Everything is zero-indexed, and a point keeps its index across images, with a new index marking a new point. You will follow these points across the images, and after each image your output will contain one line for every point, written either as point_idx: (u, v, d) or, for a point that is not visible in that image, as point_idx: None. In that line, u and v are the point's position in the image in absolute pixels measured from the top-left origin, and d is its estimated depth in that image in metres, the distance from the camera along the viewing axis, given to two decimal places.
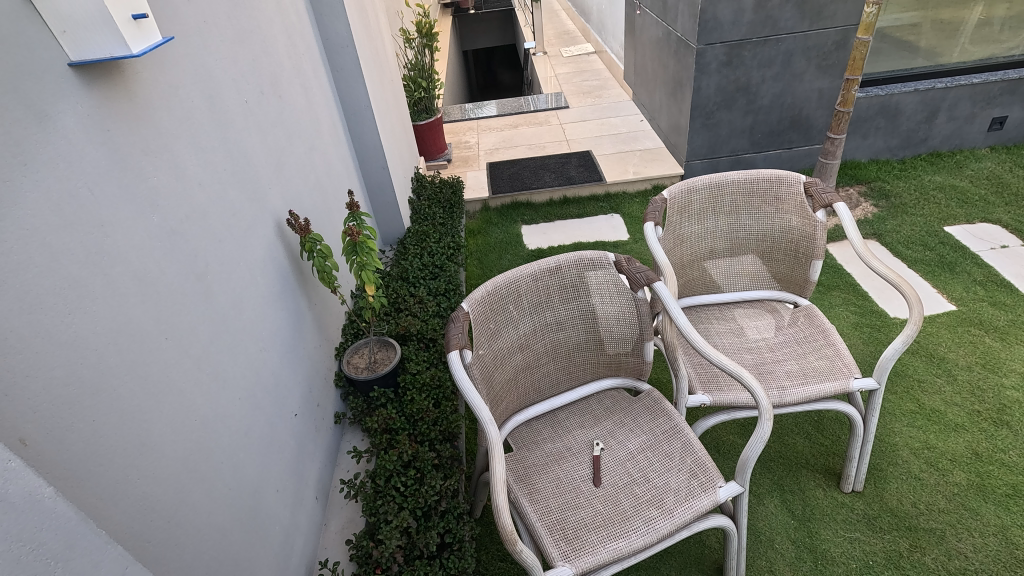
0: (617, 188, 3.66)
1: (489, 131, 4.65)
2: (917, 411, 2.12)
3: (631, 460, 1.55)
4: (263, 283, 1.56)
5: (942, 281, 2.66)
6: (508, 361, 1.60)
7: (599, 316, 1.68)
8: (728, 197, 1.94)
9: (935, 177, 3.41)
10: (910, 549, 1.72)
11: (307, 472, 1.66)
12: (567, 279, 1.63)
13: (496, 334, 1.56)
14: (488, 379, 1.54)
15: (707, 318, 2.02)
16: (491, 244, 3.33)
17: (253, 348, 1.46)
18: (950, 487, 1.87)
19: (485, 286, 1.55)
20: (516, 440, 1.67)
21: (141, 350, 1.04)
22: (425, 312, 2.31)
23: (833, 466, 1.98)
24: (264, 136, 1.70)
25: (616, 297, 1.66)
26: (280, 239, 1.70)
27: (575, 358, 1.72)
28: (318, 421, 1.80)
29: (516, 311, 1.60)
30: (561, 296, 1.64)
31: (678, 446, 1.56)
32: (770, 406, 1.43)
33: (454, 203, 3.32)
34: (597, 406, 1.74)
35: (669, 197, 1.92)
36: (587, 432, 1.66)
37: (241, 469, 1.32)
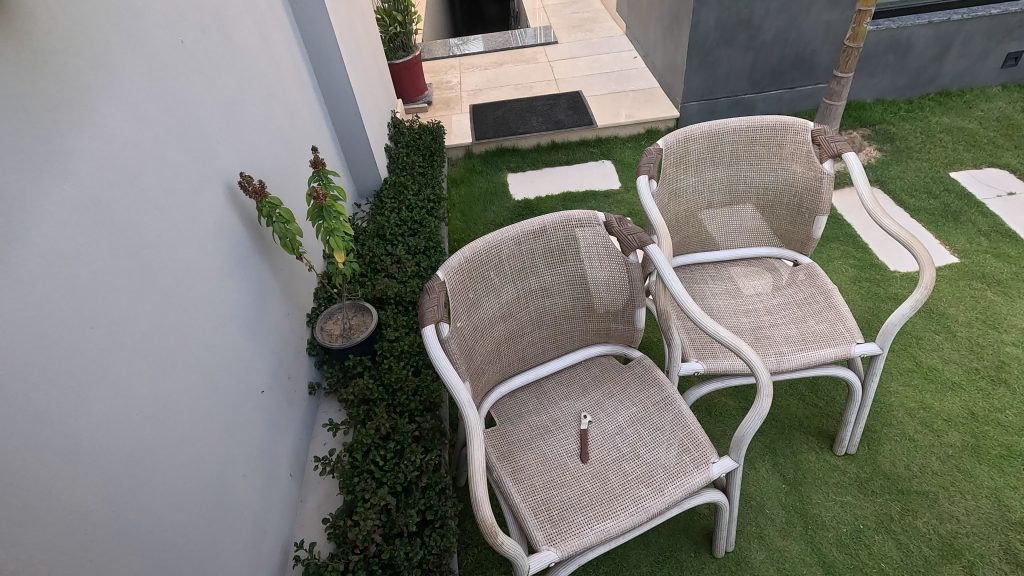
0: (608, 132, 3.44)
1: (473, 70, 4.34)
2: (913, 369, 2.06)
3: (620, 434, 1.47)
4: (216, 253, 1.41)
5: (946, 232, 2.55)
6: (489, 331, 1.49)
7: (588, 281, 1.55)
8: (728, 146, 1.77)
9: (943, 118, 3.23)
10: (902, 513, 1.70)
11: (279, 450, 1.57)
12: (553, 243, 1.49)
13: (476, 304, 1.45)
14: (468, 353, 1.43)
15: (702, 278, 1.90)
16: (475, 194, 3.15)
17: (207, 327, 1.32)
18: (944, 448, 1.83)
19: (462, 253, 1.42)
20: (499, 413, 1.58)
21: (60, 345, 0.90)
22: (404, 273, 2.17)
23: (826, 428, 1.93)
24: (208, 83, 1.49)
25: (607, 261, 1.53)
26: (234, 201, 1.53)
27: (561, 325, 1.61)
28: (291, 395, 1.69)
29: (497, 278, 1.47)
30: (546, 261, 1.51)
31: (669, 418, 1.47)
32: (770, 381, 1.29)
33: (434, 150, 3.10)
34: (586, 374, 1.65)
35: (664, 146, 1.75)
36: (575, 404, 1.57)
37: (199, 459, 1.22)
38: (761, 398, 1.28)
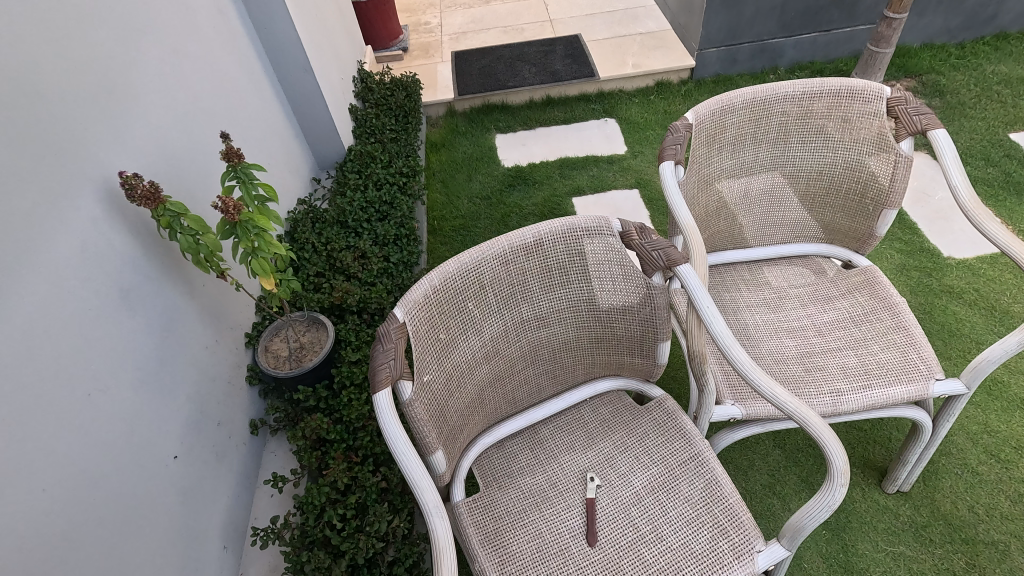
0: (611, 84, 2.97)
1: (455, 8, 3.78)
2: (975, 382, 1.75)
3: (637, 505, 1.16)
4: (87, 288, 1.02)
5: (1008, 208, 2.17)
6: (468, 378, 1.14)
7: (597, 307, 1.19)
8: (776, 118, 1.38)
9: (1000, 67, 2.78)
10: (967, 569, 1.42)
11: (205, 524, 1.24)
12: (551, 260, 1.12)
13: (448, 347, 1.09)
14: (439, 413, 1.08)
15: (733, 284, 1.54)
16: (458, 161, 2.72)
17: (75, 397, 0.96)
18: (1015, 485, 1.54)
19: (428, 281, 1.05)
20: (484, 472, 1.25)
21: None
22: (369, 272, 1.80)
23: (874, 458, 1.63)
24: (64, 41, 1.05)
25: (621, 283, 1.17)
26: (117, 210, 1.12)
27: (562, 359, 1.26)
28: (222, 446, 1.35)
29: (477, 310, 1.11)
30: (542, 283, 1.15)
31: (698, 485, 1.16)
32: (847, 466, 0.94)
33: (409, 109, 2.64)
34: (592, 418, 1.31)
35: (695, 119, 1.35)
36: (579, 460, 1.25)
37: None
38: (834, 485, 0.95)
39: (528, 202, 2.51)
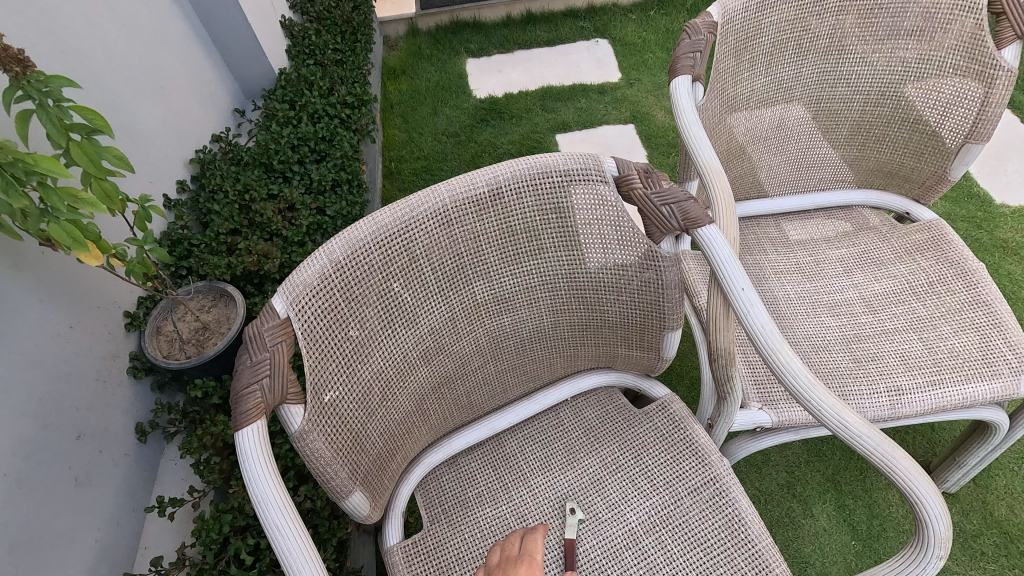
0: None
1: None
2: None
3: (631, 549, 0.87)
4: None
5: None
6: (401, 386, 0.81)
7: (581, 284, 0.86)
8: (830, 15, 1.03)
9: None
10: None
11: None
12: (514, 217, 0.78)
13: (366, 345, 0.76)
14: (354, 440, 0.76)
15: (758, 242, 1.20)
16: (420, 90, 2.29)
17: None
18: None
19: (327, 252, 0.70)
20: (429, 501, 0.94)
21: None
22: (299, 230, 1.44)
23: (914, 451, 1.35)
24: None
25: (614, 250, 0.83)
26: None
27: (533, 352, 0.93)
28: (87, 465, 1.01)
29: (408, 293, 0.77)
30: (499, 250, 0.81)
31: (714, 522, 0.87)
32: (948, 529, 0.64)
33: (359, 25, 2.17)
34: (575, 424, 1.00)
35: (722, 17, 0.98)
36: (556, 484, 0.94)
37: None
38: (928, 554, 0.65)
39: (504, 139, 2.11)
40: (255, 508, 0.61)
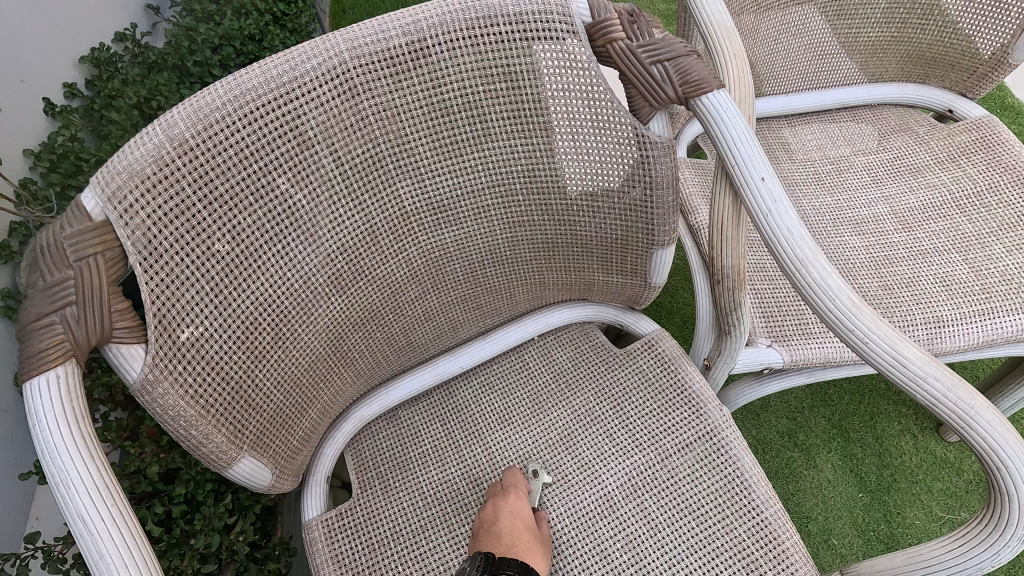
0: None
1: None
2: None
3: (604, 518, 0.70)
4: None
5: None
6: (304, 322, 0.61)
7: (544, 185, 0.65)
8: None
9: None
10: None
11: None
12: (447, 85, 0.56)
13: (244, 265, 0.55)
14: (234, 392, 0.57)
15: (769, 149, 0.99)
16: None
17: None
18: None
19: (163, 127, 0.48)
20: (360, 462, 0.77)
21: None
22: None
23: None
24: None
25: (587, 136, 0.61)
26: None
27: (485, 279, 0.73)
28: None
29: (302, 193, 0.56)
30: (429, 135, 0.59)
31: (705, 480, 0.71)
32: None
33: None
34: (542, 368, 0.81)
35: None
36: (516, 440, 0.77)
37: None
38: (1002, 538, 0.48)
39: None
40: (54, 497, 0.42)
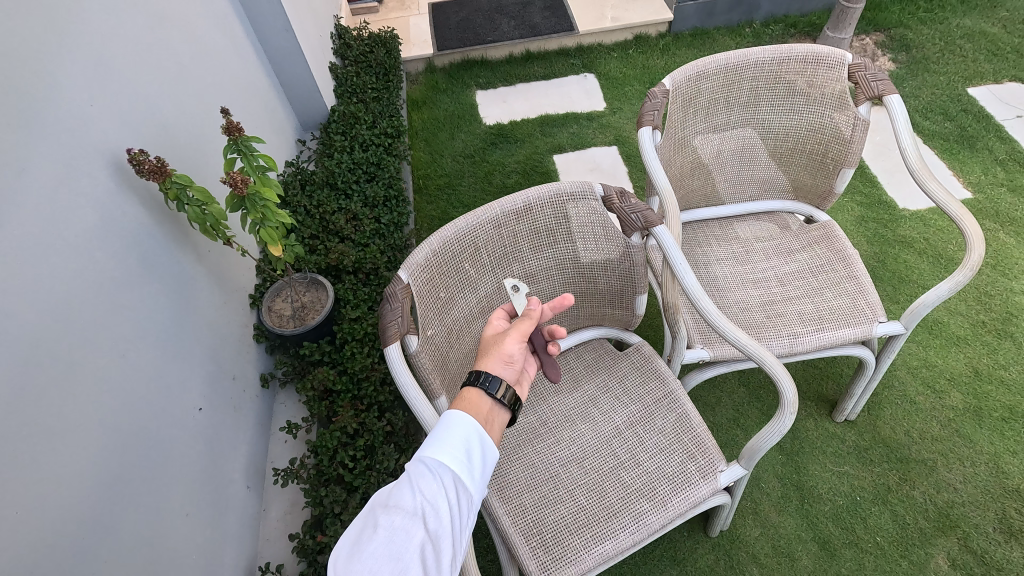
0: (590, 39, 2.99)
1: None
2: (919, 323, 1.93)
3: (617, 438, 1.32)
4: (104, 260, 1.05)
5: (961, 160, 2.31)
6: (468, 331, 1.26)
7: (581, 266, 1.30)
8: (749, 83, 1.47)
9: (965, 20, 2.86)
10: (899, 483, 1.65)
11: (229, 469, 1.34)
12: (541, 223, 1.23)
13: (449, 303, 1.20)
14: (442, 363, 1.21)
15: (706, 238, 1.67)
16: (440, 118, 2.74)
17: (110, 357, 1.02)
18: (946, 411, 1.75)
19: (428, 246, 1.15)
20: None
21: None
22: (363, 234, 1.87)
23: (826, 392, 1.83)
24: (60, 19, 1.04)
25: (604, 243, 1.27)
26: (126, 183, 1.14)
27: (549, 313, 1.38)
28: (238, 399, 1.45)
29: (475, 271, 1.22)
30: (530, 244, 1.25)
31: (670, 417, 1.33)
32: (795, 400, 1.10)
33: (390, 66, 2.62)
34: (578, 363, 1.45)
35: (671, 85, 1.43)
36: (566, 401, 1.39)
37: (114, 534, 0.98)
38: (781, 421, 1.12)
39: (511, 159, 2.57)
40: (401, 390, 1.11)
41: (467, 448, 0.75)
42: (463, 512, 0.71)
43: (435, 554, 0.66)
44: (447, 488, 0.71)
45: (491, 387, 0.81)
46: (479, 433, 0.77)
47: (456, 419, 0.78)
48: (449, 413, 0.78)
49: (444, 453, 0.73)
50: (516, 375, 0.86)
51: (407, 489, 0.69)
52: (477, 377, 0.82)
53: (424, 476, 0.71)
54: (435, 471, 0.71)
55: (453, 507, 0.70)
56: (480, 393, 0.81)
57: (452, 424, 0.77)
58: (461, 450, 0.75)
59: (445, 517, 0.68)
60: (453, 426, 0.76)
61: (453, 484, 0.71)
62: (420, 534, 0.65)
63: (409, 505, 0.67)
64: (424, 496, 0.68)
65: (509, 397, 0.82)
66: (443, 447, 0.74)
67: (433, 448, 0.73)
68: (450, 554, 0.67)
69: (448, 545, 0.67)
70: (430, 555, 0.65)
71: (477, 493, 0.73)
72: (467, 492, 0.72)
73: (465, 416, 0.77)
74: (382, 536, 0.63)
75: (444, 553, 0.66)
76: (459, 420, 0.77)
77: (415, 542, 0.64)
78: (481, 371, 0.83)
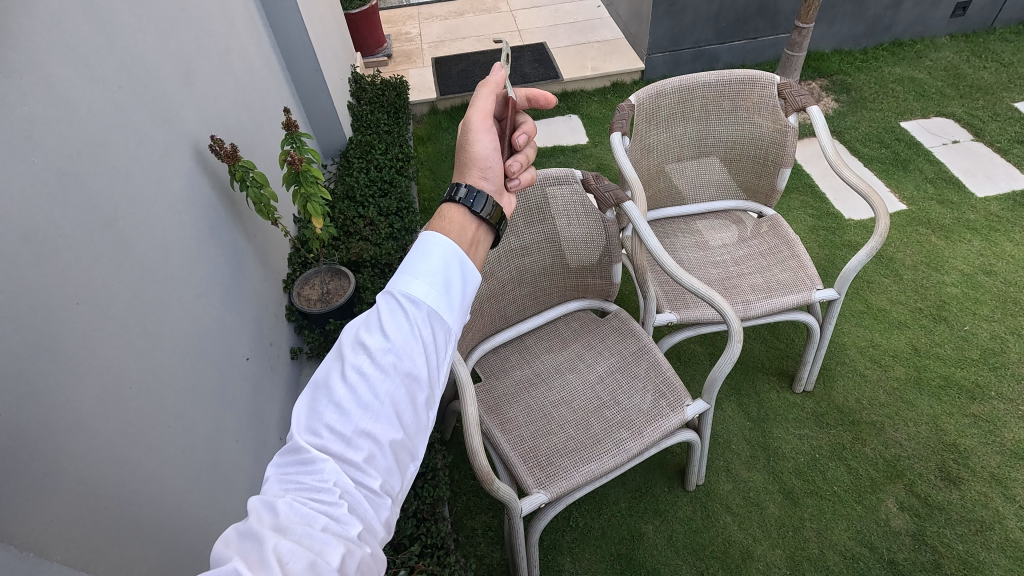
0: (573, 85, 3.41)
1: (432, 20, 4.17)
2: (865, 311, 2.20)
3: (600, 384, 1.55)
4: (191, 220, 1.31)
5: (896, 180, 2.66)
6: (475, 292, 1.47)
7: (565, 240, 1.57)
8: (699, 101, 1.81)
9: (895, 69, 3.33)
10: (852, 441, 1.87)
11: (267, 416, 1.55)
12: (532, 202, 1.50)
13: None
14: None
15: (673, 232, 1.97)
16: (442, 151, 3.09)
17: (193, 294, 1.26)
18: (890, 381, 1.99)
19: None
20: (484, 369, 1.62)
21: (37, 326, 0.83)
22: (378, 235, 2.16)
23: (786, 368, 2.07)
24: (165, 39, 1.35)
25: (583, 219, 1.56)
26: (204, 166, 1.42)
27: (541, 283, 1.63)
28: (273, 362, 1.67)
29: None
30: (524, 218, 1.50)
31: (645, 366, 1.57)
32: (739, 327, 1.45)
33: (399, 106, 3.00)
34: (565, 329, 1.70)
35: (636, 102, 1.76)
36: (556, 357, 1.63)
37: (198, 432, 1.19)
38: (731, 348, 1.43)
39: None
40: None
41: (443, 280, 0.72)
42: (439, 346, 0.71)
43: (409, 393, 0.67)
44: (420, 327, 0.69)
45: (473, 205, 0.80)
46: (460, 258, 0.75)
47: (432, 248, 0.74)
48: (425, 238, 0.74)
49: (417, 289, 0.70)
50: (490, 180, 0.87)
51: (376, 329, 0.68)
52: (456, 192, 0.80)
53: (396, 314, 0.69)
54: (407, 310, 0.69)
55: (428, 344, 0.69)
56: (462, 209, 0.80)
57: (428, 253, 0.73)
58: (436, 284, 0.71)
59: (417, 358, 0.68)
60: (429, 256, 0.73)
61: (429, 318, 0.70)
62: (389, 380, 0.65)
63: (378, 349, 0.66)
64: (395, 339, 0.67)
65: (495, 216, 0.82)
66: (417, 282, 0.70)
67: (405, 284, 0.70)
68: (425, 391, 0.68)
69: (421, 384, 0.68)
70: (403, 395, 0.66)
71: (454, 324, 0.72)
72: (443, 326, 0.71)
73: (441, 239, 0.75)
74: (351, 383, 0.64)
75: (418, 390, 0.68)
76: (434, 249, 0.73)
77: (385, 390, 0.65)
78: (459, 185, 0.81)
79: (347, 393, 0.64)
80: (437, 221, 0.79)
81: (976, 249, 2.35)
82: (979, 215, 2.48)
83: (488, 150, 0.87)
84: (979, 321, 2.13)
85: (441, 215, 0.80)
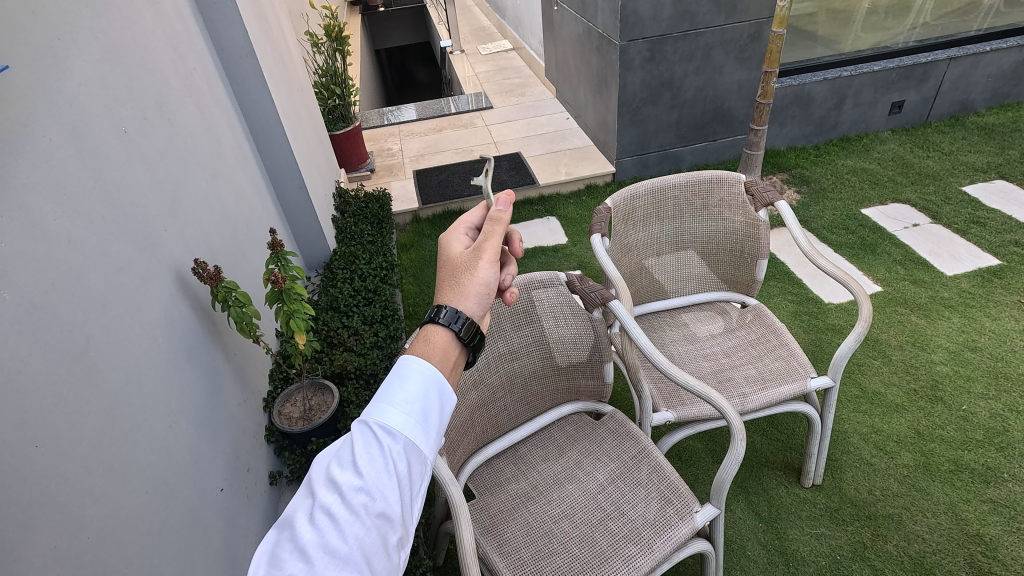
0: (550, 190, 3.57)
1: (413, 136, 4.43)
2: (860, 395, 2.17)
3: (601, 493, 1.46)
4: (167, 346, 1.27)
5: (867, 263, 2.75)
6: (463, 402, 1.41)
7: (554, 342, 1.55)
8: (672, 200, 1.88)
9: (847, 161, 3.57)
10: (873, 538, 1.76)
11: (240, 552, 1.41)
12: (519, 306, 1.49)
13: None
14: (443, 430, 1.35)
15: (660, 327, 1.96)
16: (425, 257, 3.15)
17: (165, 423, 1.19)
18: (900, 469, 1.92)
19: None
20: (477, 484, 1.52)
21: None
22: (362, 345, 2.12)
23: (791, 461, 2.00)
24: (151, 168, 1.39)
25: (571, 320, 1.55)
26: (183, 291, 1.40)
27: (532, 388, 1.58)
28: (250, 489, 1.56)
29: None
30: (510, 323, 1.49)
31: (648, 471, 1.49)
32: (741, 424, 1.40)
33: (382, 217, 3.08)
34: (560, 434, 1.63)
35: (612, 205, 1.82)
36: (552, 466, 1.54)
37: None
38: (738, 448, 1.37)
39: None
40: None
41: (421, 408, 0.68)
42: (415, 481, 0.65)
43: (382, 535, 0.60)
44: (396, 460, 0.63)
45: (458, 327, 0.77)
46: (437, 382, 0.71)
47: (410, 373, 0.70)
48: (402, 363, 0.71)
49: (393, 419, 0.65)
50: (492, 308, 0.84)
51: (348, 464, 0.62)
52: (439, 314, 0.77)
53: (370, 447, 0.63)
54: (382, 443, 0.63)
55: (403, 480, 0.63)
56: (449, 334, 0.77)
57: (406, 379, 0.69)
58: (414, 412, 0.67)
59: (391, 496, 0.61)
60: (407, 383, 0.69)
61: (406, 449, 0.64)
62: (360, 522, 0.59)
63: (350, 486, 0.60)
64: (368, 475, 0.61)
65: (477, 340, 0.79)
66: (392, 411, 0.66)
67: (380, 414, 0.65)
68: (399, 532, 0.61)
69: (395, 524, 0.61)
70: (376, 539, 0.59)
71: (432, 455, 0.67)
72: (420, 458, 0.65)
73: (420, 364, 0.71)
74: (319, 525, 0.58)
75: (392, 531, 0.61)
76: (413, 374, 0.70)
77: (355, 532, 0.58)
78: (442, 307, 0.78)
79: (314, 536, 0.58)
80: (421, 344, 0.76)
81: (957, 327, 2.38)
82: (953, 293, 2.55)
83: (491, 278, 0.83)
84: (975, 399, 2.11)
85: (418, 334, 0.77)
